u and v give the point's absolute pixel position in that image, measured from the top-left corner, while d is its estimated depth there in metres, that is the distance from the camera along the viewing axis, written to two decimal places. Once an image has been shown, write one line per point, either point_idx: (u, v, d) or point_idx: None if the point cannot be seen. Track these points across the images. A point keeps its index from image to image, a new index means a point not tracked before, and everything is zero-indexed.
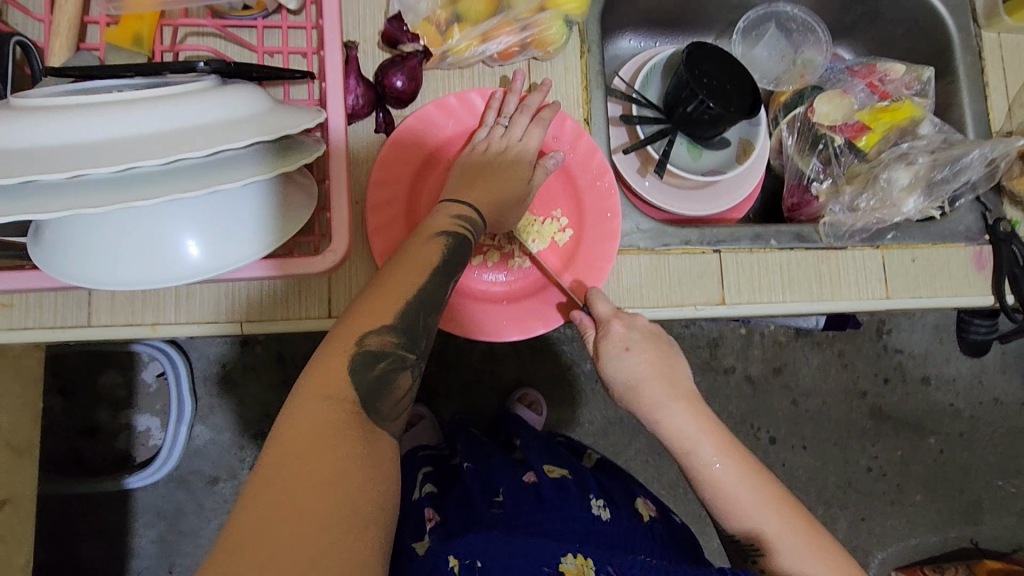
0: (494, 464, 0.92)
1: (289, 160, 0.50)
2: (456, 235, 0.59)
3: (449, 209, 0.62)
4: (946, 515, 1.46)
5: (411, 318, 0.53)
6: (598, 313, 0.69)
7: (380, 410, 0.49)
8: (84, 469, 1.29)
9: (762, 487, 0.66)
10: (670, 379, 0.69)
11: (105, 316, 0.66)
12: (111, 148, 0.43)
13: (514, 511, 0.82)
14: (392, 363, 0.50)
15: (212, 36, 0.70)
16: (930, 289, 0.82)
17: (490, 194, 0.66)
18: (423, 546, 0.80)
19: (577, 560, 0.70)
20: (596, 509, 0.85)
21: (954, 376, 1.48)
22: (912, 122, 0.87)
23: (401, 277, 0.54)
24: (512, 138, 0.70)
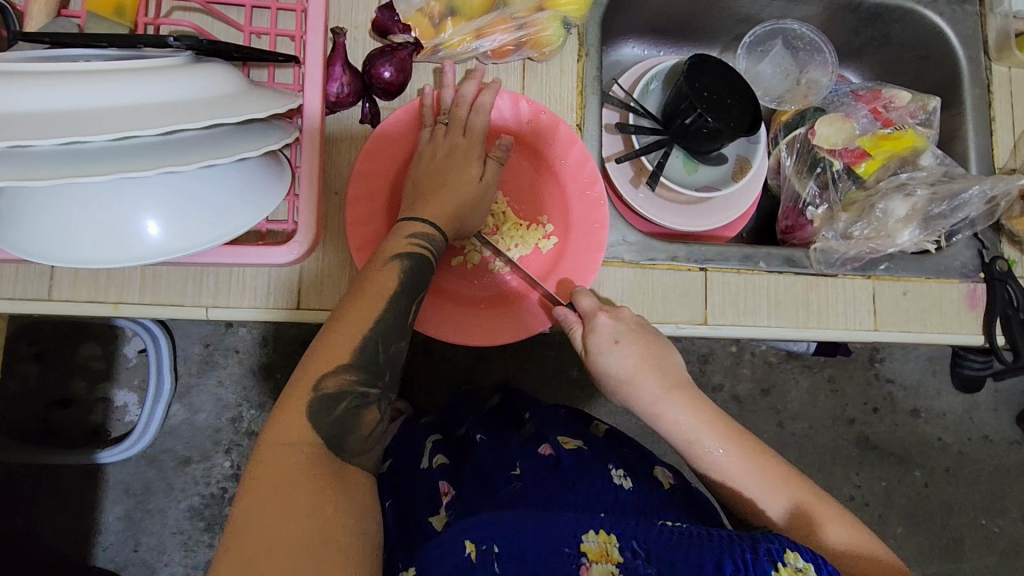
0: (504, 440, 0.78)
1: (253, 145, 0.47)
2: (412, 258, 0.60)
3: (412, 222, 0.62)
4: (926, 550, 1.43)
5: (369, 353, 0.56)
6: (582, 308, 0.68)
7: (347, 447, 0.55)
8: (57, 440, 1.28)
9: (766, 467, 0.64)
10: (663, 369, 0.67)
11: (67, 290, 0.64)
12: (58, 120, 0.41)
13: (530, 488, 0.67)
14: (353, 400, 0.55)
15: (198, 12, 0.69)
16: (919, 324, 0.81)
17: (449, 200, 0.64)
18: (440, 521, 0.68)
19: (600, 537, 0.53)
20: (616, 477, 0.69)
21: (944, 410, 1.46)
22: (913, 152, 0.85)
23: (358, 313, 0.57)
24: (455, 139, 0.67)
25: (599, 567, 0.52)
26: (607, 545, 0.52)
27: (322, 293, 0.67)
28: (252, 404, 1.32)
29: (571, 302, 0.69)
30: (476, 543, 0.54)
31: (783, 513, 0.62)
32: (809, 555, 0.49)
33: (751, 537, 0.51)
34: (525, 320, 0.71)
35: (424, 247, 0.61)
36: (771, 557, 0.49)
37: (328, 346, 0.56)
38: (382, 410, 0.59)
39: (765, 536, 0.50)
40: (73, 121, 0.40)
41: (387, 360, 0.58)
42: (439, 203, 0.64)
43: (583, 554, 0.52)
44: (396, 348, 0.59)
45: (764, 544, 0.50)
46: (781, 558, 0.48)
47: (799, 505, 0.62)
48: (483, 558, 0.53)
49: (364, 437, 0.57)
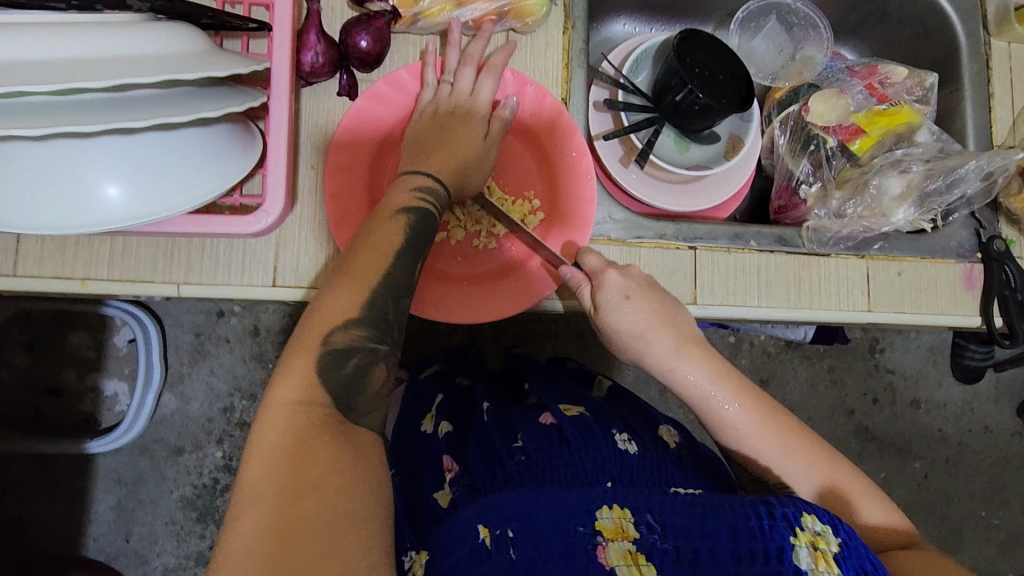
0: (507, 413, 0.78)
1: (210, 105, 0.45)
2: (418, 211, 0.59)
3: (409, 181, 0.61)
4: (926, 542, 1.42)
5: (379, 309, 0.54)
6: (588, 267, 0.66)
7: (357, 407, 0.51)
8: (46, 428, 1.27)
9: (777, 423, 0.63)
10: (676, 324, 0.66)
11: (34, 266, 0.62)
12: (0, 72, 0.39)
13: (536, 458, 0.65)
14: (363, 357, 0.52)
15: None
16: (914, 305, 0.79)
17: (448, 161, 0.63)
18: (446, 497, 0.68)
19: (614, 512, 0.51)
20: (620, 442, 0.68)
21: (945, 401, 1.44)
22: (909, 128, 0.82)
23: (370, 260, 0.55)
24: (460, 99, 0.66)
25: (616, 545, 0.50)
26: (622, 521, 0.51)
27: (298, 271, 0.65)
28: (243, 393, 1.30)
29: (577, 263, 0.68)
30: (487, 529, 0.54)
31: (792, 469, 0.62)
32: (824, 518, 0.50)
33: (766, 503, 0.51)
34: (522, 291, 0.69)
35: (427, 201, 0.60)
36: (787, 522, 0.49)
37: (332, 303, 0.53)
38: (390, 369, 0.55)
39: (780, 502, 0.51)
40: (14, 72, 0.38)
41: (396, 315, 0.55)
42: (440, 163, 0.62)
43: (600, 533, 0.50)
44: (404, 303, 0.56)
45: (777, 509, 0.50)
46: (799, 523, 0.49)
47: (808, 461, 0.62)
48: (498, 543, 0.53)
49: (372, 397, 0.52)
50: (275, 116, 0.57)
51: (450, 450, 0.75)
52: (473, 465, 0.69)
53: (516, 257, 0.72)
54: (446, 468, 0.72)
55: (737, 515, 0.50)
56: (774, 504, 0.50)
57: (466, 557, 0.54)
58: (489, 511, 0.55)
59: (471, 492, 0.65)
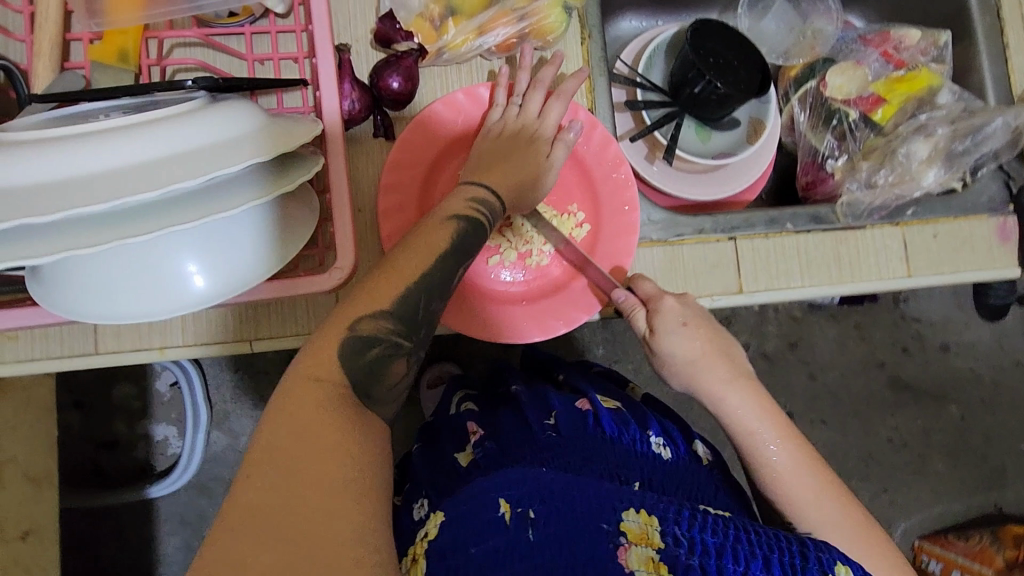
0: (542, 389, 0.76)
1: (287, 180, 0.48)
2: (470, 220, 0.57)
3: (466, 192, 0.60)
4: (969, 481, 1.44)
5: (412, 305, 0.51)
6: (644, 292, 0.68)
7: (374, 395, 0.48)
8: (108, 480, 1.30)
9: (818, 469, 0.64)
10: (728, 357, 0.69)
11: (112, 342, 0.65)
12: (97, 184, 0.41)
13: (567, 438, 0.66)
14: (387, 348, 0.50)
15: (198, 46, 0.67)
16: (952, 265, 0.80)
17: (509, 176, 0.63)
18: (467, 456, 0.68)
19: (640, 517, 0.53)
20: (655, 446, 0.69)
21: (974, 342, 1.45)
22: (930, 91, 0.84)
23: (407, 263, 0.53)
24: (527, 121, 0.68)
25: (639, 549, 0.52)
26: (648, 526, 0.53)
27: None
28: None
29: (629, 288, 0.70)
30: (510, 504, 0.53)
31: (825, 528, 0.60)
32: (857, 571, 0.53)
33: (800, 543, 0.55)
34: (579, 305, 0.71)
35: (480, 211, 0.59)
36: (820, 566, 0.53)
37: (366, 294, 0.51)
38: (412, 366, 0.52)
39: (815, 547, 0.54)
40: (115, 184, 0.40)
41: (427, 316, 0.53)
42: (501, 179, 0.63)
43: (623, 534, 0.52)
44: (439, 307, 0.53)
45: (811, 552, 0.54)
46: (831, 570, 0.52)
47: (845, 514, 0.61)
48: (518, 521, 0.52)
49: (390, 389, 0.50)
50: (335, 174, 0.59)
51: (475, 417, 0.73)
52: (504, 435, 0.67)
53: (567, 272, 0.74)
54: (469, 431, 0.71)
55: (771, 548, 0.53)
56: (809, 548, 0.54)
57: (483, 524, 0.53)
58: (514, 486, 0.54)
59: (496, 458, 0.64)
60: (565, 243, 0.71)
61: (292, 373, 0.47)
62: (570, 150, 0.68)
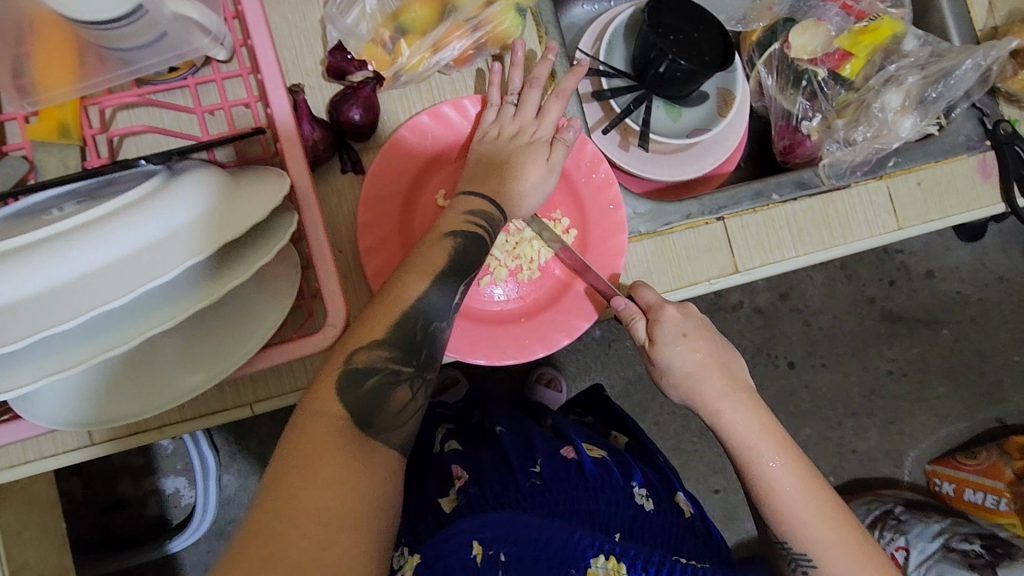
0: (527, 431, 0.77)
1: (263, 252, 0.46)
2: (466, 235, 0.59)
3: (463, 205, 0.62)
4: (969, 401, 1.43)
5: (407, 333, 0.52)
6: (644, 302, 0.66)
7: (376, 425, 0.48)
8: (121, 542, 1.22)
9: (816, 492, 0.63)
10: (727, 370, 0.67)
11: (107, 431, 0.63)
12: (65, 299, 0.39)
13: (552, 485, 0.67)
14: (385, 377, 0.50)
15: (143, 106, 0.63)
16: (940, 210, 0.80)
17: (506, 188, 0.65)
18: (450, 502, 0.67)
19: (609, 563, 0.62)
20: (638, 497, 0.71)
21: (957, 264, 1.43)
22: (895, 40, 0.83)
23: (406, 287, 0.54)
24: (524, 122, 0.68)
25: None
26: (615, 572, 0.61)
27: None
28: None
29: (630, 296, 0.68)
30: (482, 545, 0.58)
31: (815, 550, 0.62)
32: None
33: None
34: (574, 315, 0.70)
35: (477, 223, 0.61)
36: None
37: (357, 328, 0.52)
38: (418, 393, 0.52)
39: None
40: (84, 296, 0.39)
41: (424, 338, 0.53)
42: (498, 188, 0.64)
43: None
44: (438, 329, 0.54)
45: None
46: None
47: (841, 536, 0.62)
48: (489, 562, 0.57)
49: (397, 417, 0.50)
50: (311, 226, 0.57)
51: (461, 460, 0.73)
52: (488, 480, 0.67)
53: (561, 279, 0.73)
54: (454, 476, 0.70)
55: None
56: None
57: (456, 566, 0.57)
58: (488, 529, 0.59)
59: (478, 503, 0.64)
60: (563, 247, 0.70)
61: (302, 407, 0.48)
62: (570, 147, 0.68)
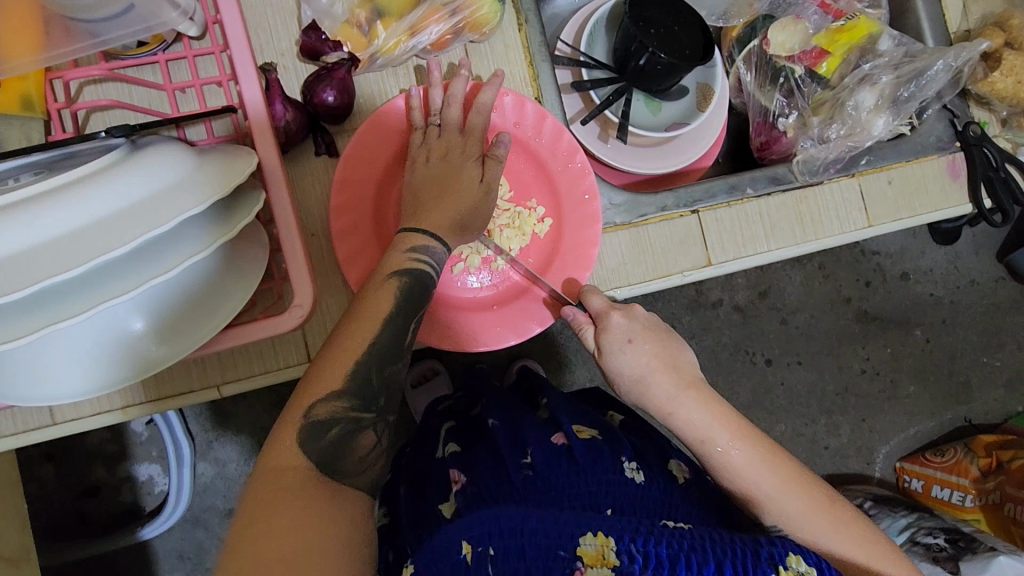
0: (518, 423, 0.75)
1: (230, 227, 0.47)
2: (410, 275, 0.57)
3: (401, 242, 0.59)
4: (939, 400, 1.46)
5: (363, 377, 0.52)
6: (593, 308, 0.67)
7: (343, 470, 0.49)
8: (92, 529, 1.20)
9: (776, 464, 0.63)
10: (677, 368, 0.66)
11: (73, 409, 0.63)
12: (27, 265, 0.40)
13: (544, 475, 0.64)
14: (346, 427, 0.50)
15: (112, 82, 0.62)
16: (910, 209, 0.81)
17: (449, 212, 0.63)
18: (450, 507, 0.64)
19: (598, 539, 0.53)
20: (628, 471, 0.67)
21: (930, 267, 1.46)
22: (870, 39, 0.84)
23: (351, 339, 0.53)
24: (451, 140, 0.66)
25: (595, 570, 0.52)
26: (605, 547, 0.53)
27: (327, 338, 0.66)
28: None
29: (581, 301, 0.69)
30: (471, 545, 0.54)
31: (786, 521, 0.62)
32: (810, 558, 0.55)
33: (755, 542, 0.56)
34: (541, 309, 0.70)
35: (421, 262, 0.59)
36: (773, 560, 0.54)
37: (313, 378, 0.51)
38: (382, 435, 0.53)
39: (768, 542, 0.56)
40: (30, 268, 0.39)
41: (382, 384, 0.53)
42: (437, 213, 0.62)
43: (579, 558, 0.52)
44: (391, 370, 0.54)
45: (766, 548, 0.55)
46: (784, 563, 0.54)
47: (810, 505, 0.62)
48: (480, 560, 0.53)
49: (361, 461, 0.51)
50: (279, 208, 0.57)
51: (457, 462, 0.71)
52: (483, 477, 0.65)
53: (536, 267, 0.73)
54: (452, 480, 0.68)
55: (726, 552, 0.54)
56: (762, 545, 0.55)
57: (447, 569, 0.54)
58: (475, 526, 0.55)
59: (476, 502, 0.61)
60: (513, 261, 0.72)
61: (259, 469, 0.48)
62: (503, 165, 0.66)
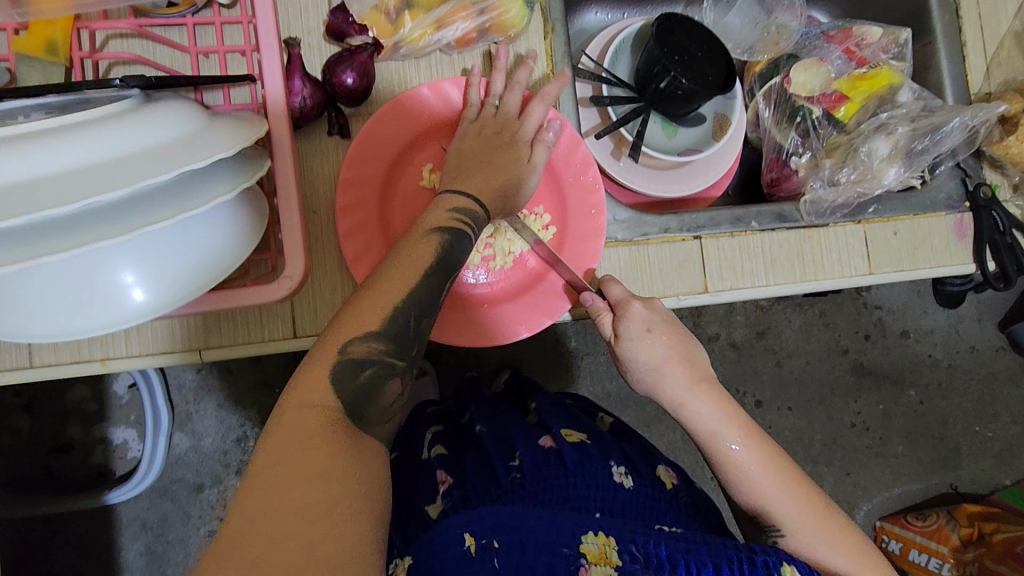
0: (506, 427, 0.75)
1: (225, 186, 0.48)
2: (452, 231, 0.57)
3: (446, 202, 0.60)
4: (926, 463, 1.44)
5: (400, 323, 0.51)
6: (611, 297, 0.67)
7: (368, 418, 0.48)
8: (59, 487, 1.19)
9: (788, 476, 0.63)
10: (690, 362, 0.66)
11: (51, 354, 0.63)
12: (19, 198, 0.40)
13: (532, 478, 0.63)
14: (379, 370, 0.49)
15: (137, 38, 0.63)
16: (912, 261, 0.81)
17: (491, 184, 0.63)
18: (436, 509, 0.64)
19: (599, 538, 0.54)
20: (617, 476, 0.66)
21: (931, 328, 1.45)
22: (890, 89, 0.85)
23: (392, 282, 0.52)
24: (506, 119, 0.68)
25: (598, 568, 0.53)
26: (606, 547, 0.54)
27: (313, 314, 0.66)
28: (258, 422, 1.23)
29: (600, 291, 0.69)
30: (475, 537, 0.55)
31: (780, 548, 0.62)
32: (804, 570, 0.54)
33: (748, 549, 0.54)
34: (529, 316, 0.70)
35: (461, 220, 0.59)
36: (767, 569, 0.52)
37: (353, 315, 0.50)
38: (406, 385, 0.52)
39: (761, 549, 0.54)
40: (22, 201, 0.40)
41: (417, 331, 0.52)
42: (482, 185, 0.63)
43: (583, 556, 0.53)
44: (426, 322, 0.53)
45: (760, 556, 0.53)
46: (779, 571, 0.52)
47: (805, 520, 0.61)
48: (483, 551, 0.54)
49: (385, 409, 0.49)
50: (282, 179, 0.58)
51: (444, 465, 0.70)
52: (470, 480, 0.64)
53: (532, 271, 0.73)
54: (439, 481, 0.68)
55: (721, 556, 0.53)
56: (757, 551, 0.54)
57: (450, 563, 0.54)
58: (477, 520, 0.56)
59: (461, 503, 0.61)
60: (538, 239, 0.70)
61: (285, 401, 0.47)
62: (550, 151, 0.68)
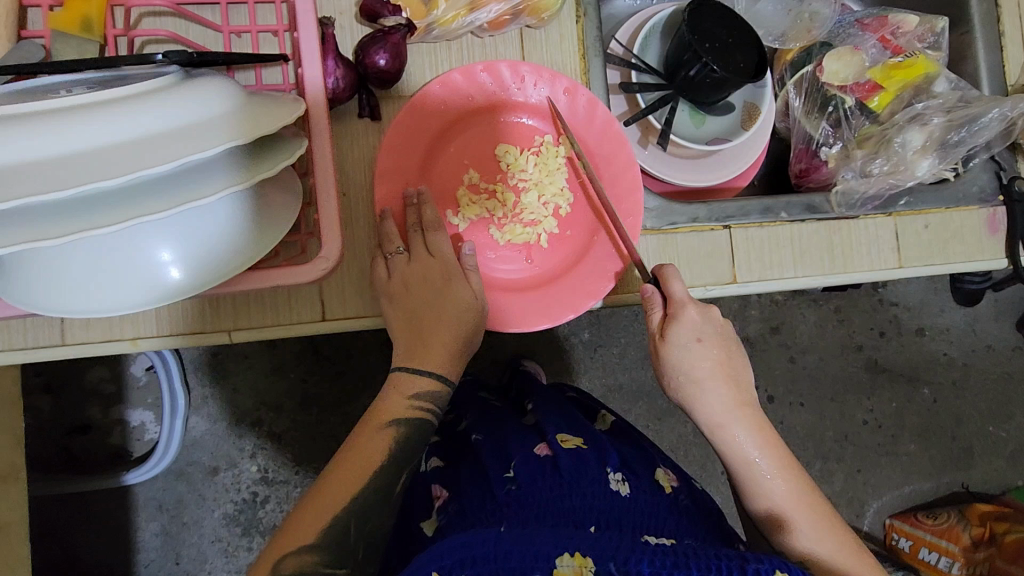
0: (504, 434, 0.75)
1: (271, 163, 0.48)
2: (413, 425, 0.60)
3: (403, 387, 0.60)
4: (938, 462, 1.43)
5: (340, 530, 0.54)
6: (673, 294, 0.66)
7: None
8: (78, 467, 1.20)
9: (814, 506, 0.63)
10: (735, 382, 0.67)
11: (82, 332, 0.64)
12: (69, 171, 0.40)
13: (528, 491, 0.63)
14: None
15: (170, 16, 0.63)
16: (944, 255, 0.79)
17: (443, 346, 0.62)
18: (432, 526, 0.66)
19: (575, 560, 0.49)
20: (613, 483, 0.66)
21: (948, 326, 1.43)
22: (926, 79, 0.84)
23: (332, 488, 0.55)
24: (424, 265, 0.64)
25: None
26: (582, 569, 0.49)
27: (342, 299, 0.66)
28: (272, 407, 1.24)
29: (657, 284, 0.68)
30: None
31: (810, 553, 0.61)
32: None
33: (740, 557, 0.51)
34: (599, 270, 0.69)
35: (425, 408, 0.61)
36: None
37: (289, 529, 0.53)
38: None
39: (754, 558, 0.51)
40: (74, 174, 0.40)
41: (363, 539, 0.55)
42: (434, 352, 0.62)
43: None
44: (376, 523, 0.56)
45: (753, 565, 0.50)
46: None
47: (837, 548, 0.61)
48: None
49: None
50: (319, 156, 0.57)
51: (439, 479, 0.72)
52: (465, 494, 0.66)
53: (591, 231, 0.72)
54: (435, 496, 0.70)
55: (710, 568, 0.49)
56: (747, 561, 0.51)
57: None
58: (447, 555, 0.51)
59: (456, 520, 0.62)
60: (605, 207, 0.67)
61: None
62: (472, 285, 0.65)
